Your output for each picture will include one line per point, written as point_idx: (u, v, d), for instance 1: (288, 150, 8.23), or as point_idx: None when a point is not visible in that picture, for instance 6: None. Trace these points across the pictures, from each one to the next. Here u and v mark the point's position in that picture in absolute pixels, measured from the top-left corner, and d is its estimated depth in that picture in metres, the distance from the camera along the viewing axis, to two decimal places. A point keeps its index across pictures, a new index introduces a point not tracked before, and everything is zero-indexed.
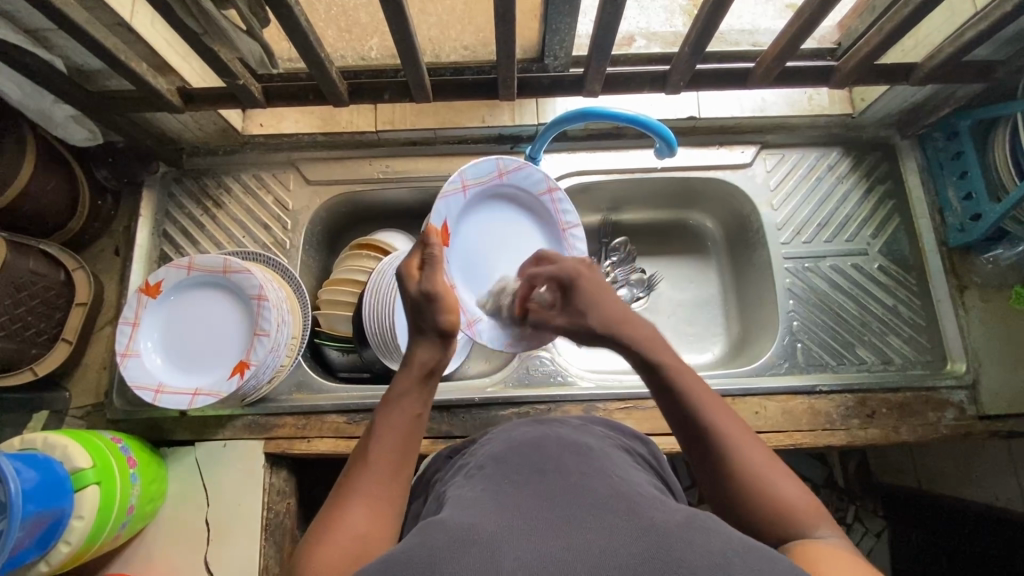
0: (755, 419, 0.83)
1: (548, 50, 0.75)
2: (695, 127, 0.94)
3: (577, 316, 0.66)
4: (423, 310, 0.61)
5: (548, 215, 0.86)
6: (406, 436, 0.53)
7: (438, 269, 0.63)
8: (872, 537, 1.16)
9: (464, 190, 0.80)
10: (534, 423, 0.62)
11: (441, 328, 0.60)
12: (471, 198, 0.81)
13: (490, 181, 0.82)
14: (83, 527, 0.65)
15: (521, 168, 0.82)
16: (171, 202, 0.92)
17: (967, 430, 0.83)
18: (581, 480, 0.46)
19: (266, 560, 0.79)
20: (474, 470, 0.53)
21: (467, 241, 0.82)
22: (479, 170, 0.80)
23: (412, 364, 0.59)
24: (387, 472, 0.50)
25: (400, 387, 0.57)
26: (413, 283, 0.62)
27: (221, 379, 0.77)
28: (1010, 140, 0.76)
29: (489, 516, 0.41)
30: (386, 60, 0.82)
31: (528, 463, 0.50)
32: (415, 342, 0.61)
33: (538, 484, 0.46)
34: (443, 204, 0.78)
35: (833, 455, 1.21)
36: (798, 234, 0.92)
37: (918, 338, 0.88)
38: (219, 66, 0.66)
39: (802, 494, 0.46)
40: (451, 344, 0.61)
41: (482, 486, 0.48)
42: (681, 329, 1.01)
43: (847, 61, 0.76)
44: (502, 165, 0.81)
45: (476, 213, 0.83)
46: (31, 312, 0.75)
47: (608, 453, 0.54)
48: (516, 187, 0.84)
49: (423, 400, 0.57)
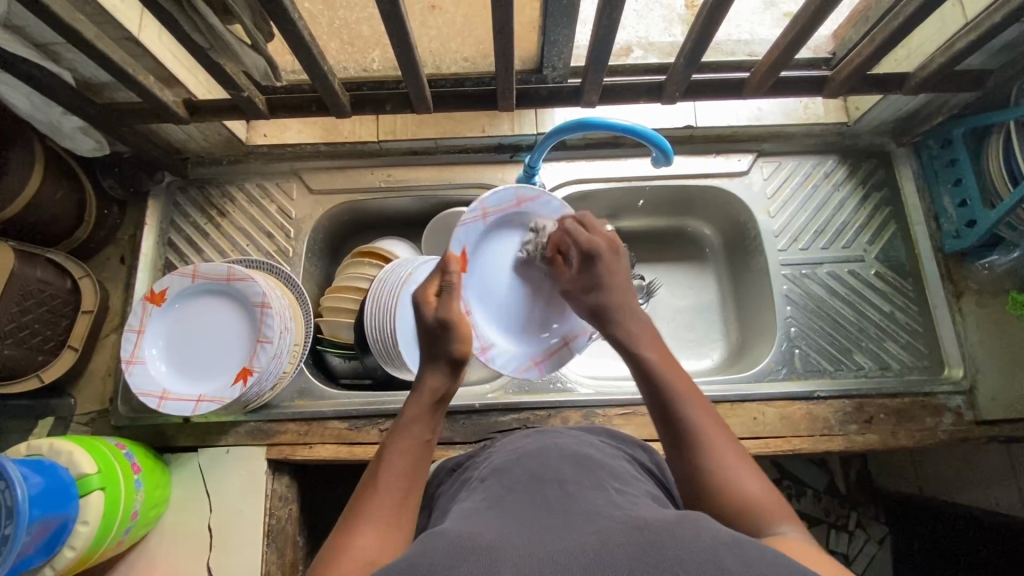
0: (753, 425, 0.84)
1: (547, 62, 0.76)
2: (692, 135, 0.95)
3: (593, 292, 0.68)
4: (437, 338, 0.63)
5: None
6: (416, 460, 0.54)
7: (454, 296, 0.66)
8: (874, 544, 1.19)
9: (483, 217, 0.76)
10: (536, 436, 0.63)
11: (453, 357, 0.62)
12: (489, 225, 0.77)
13: (508, 209, 0.77)
14: (87, 532, 0.66)
15: (539, 197, 0.78)
16: (176, 211, 0.94)
17: (966, 435, 0.83)
18: (577, 489, 0.47)
19: (268, 565, 0.80)
20: (476, 484, 0.54)
21: (482, 268, 0.78)
22: (498, 198, 0.75)
23: (424, 389, 0.60)
24: (396, 496, 0.51)
25: (410, 412, 0.58)
26: (429, 310, 0.65)
27: (223, 387, 0.78)
28: (1003, 148, 0.77)
29: (489, 525, 0.42)
30: (388, 71, 0.84)
31: (527, 474, 0.51)
32: (424, 368, 0.62)
33: (537, 494, 0.47)
34: (461, 231, 0.74)
35: (834, 463, 1.24)
36: (795, 241, 0.93)
37: (915, 344, 0.88)
38: (224, 79, 0.68)
39: (765, 491, 0.48)
40: (461, 372, 0.63)
41: (482, 497, 0.49)
42: (681, 336, 1.02)
43: (841, 71, 0.77)
44: (520, 194, 0.77)
45: (496, 240, 0.79)
46: (37, 320, 0.76)
47: (609, 463, 0.55)
48: (535, 216, 0.80)
49: (433, 426, 0.59)
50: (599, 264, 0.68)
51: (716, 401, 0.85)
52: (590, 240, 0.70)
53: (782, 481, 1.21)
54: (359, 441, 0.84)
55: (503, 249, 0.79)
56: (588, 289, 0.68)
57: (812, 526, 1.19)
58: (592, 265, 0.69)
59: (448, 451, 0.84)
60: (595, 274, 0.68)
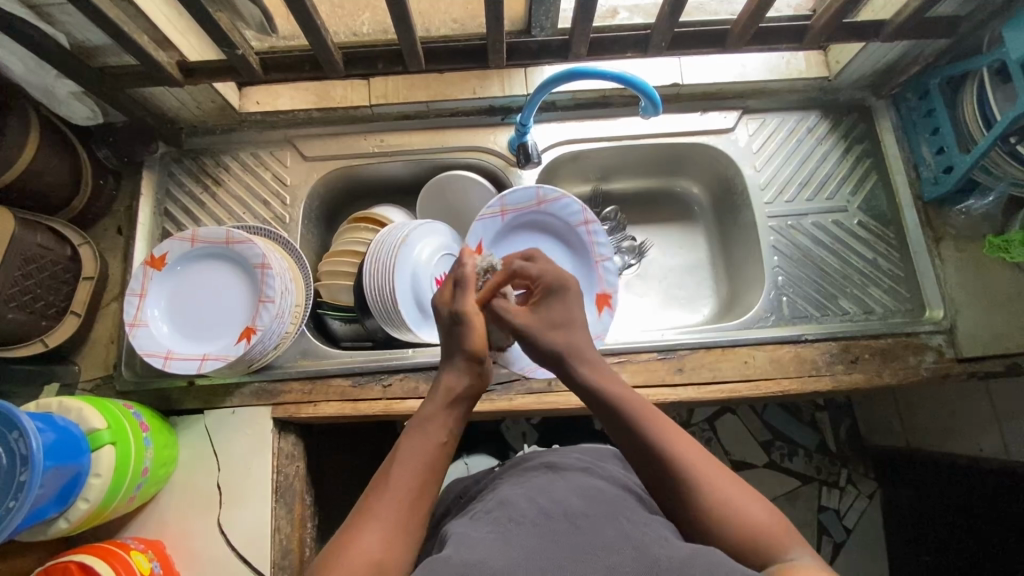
0: (744, 368, 0.87)
1: (535, 21, 0.79)
2: (679, 93, 0.97)
3: (557, 330, 0.68)
4: (455, 332, 0.66)
5: (583, 246, 0.93)
6: (429, 463, 0.56)
7: (467, 292, 0.69)
8: (864, 499, 1.23)
9: (501, 213, 0.89)
10: (544, 468, 0.67)
11: (468, 352, 0.64)
12: (507, 222, 0.91)
13: (527, 208, 0.90)
14: (100, 485, 0.67)
15: (559, 200, 0.90)
16: (171, 181, 0.94)
17: (947, 372, 0.86)
18: (587, 524, 0.52)
19: (277, 520, 0.82)
20: (479, 512, 0.59)
21: (498, 260, 0.91)
22: (518, 198, 0.89)
23: (442, 387, 0.63)
24: (404, 500, 0.53)
25: (430, 411, 0.61)
26: (443, 306, 0.69)
27: (228, 345, 0.80)
28: (977, 96, 0.80)
29: (498, 555, 0.48)
30: (377, 33, 0.86)
31: (538, 507, 0.56)
32: (445, 369, 0.65)
33: (546, 528, 0.52)
34: (480, 225, 0.88)
35: (825, 422, 1.28)
36: (781, 193, 0.96)
37: (897, 288, 0.92)
38: (218, 34, 0.69)
39: (761, 513, 0.52)
40: (481, 370, 0.65)
41: (489, 527, 0.54)
42: (673, 292, 1.05)
43: (819, 19, 0.79)
44: (540, 195, 0.89)
45: (511, 234, 0.92)
46: (40, 285, 0.77)
47: (614, 494, 0.60)
48: (555, 216, 0.92)
49: (450, 425, 0.60)
50: (557, 297, 0.70)
51: (707, 346, 0.87)
52: (557, 271, 0.72)
53: (774, 442, 1.26)
54: (362, 397, 0.85)
55: (523, 249, 0.93)
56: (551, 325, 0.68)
57: (805, 484, 1.24)
58: (550, 299, 0.70)
59: None
60: (561, 309, 0.70)
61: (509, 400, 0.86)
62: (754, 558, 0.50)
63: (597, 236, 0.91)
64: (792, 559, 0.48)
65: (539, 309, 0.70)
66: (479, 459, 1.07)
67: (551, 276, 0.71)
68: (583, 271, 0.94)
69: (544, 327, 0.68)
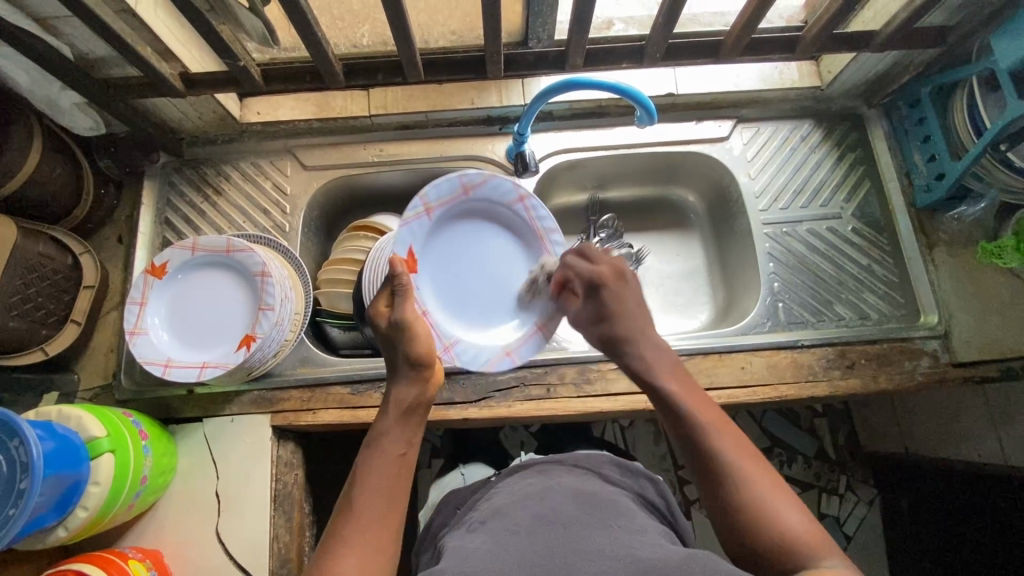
0: (741, 373, 0.87)
1: (532, 33, 0.80)
2: (675, 103, 0.98)
3: (605, 320, 0.68)
4: (395, 343, 0.64)
5: (524, 224, 0.83)
6: (395, 477, 0.57)
7: (407, 301, 0.65)
8: (864, 506, 1.23)
9: (426, 213, 0.76)
10: (538, 476, 0.68)
11: (413, 361, 0.63)
12: (435, 220, 0.78)
13: (454, 198, 0.79)
14: (99, 493, 0.67)
15: (487, 180, 0.79)
16: (172, 190, 0.95)
17: (942, 376, 0.87)
18: (578, 531, 0.53)
19: (276, 529, 0.81)
20: (475, 523, 0.59)
21: (434, 261, 0.80)
22: (441, 191, 0.76)
23: (393, 400, 0.62)
24: (377, 519, 0.54)
25: (384, 426, 0.60)
26: (382, 320, 0.65)
27: (227, 353, 0.80)
28: (967, 104, 0.81)
29: (494, 565, 0.48)
30: (376, 45, 0.87)
31: (534, 515, 0.57)
32: (395, 379, 0.64)
33: (540, 535, 0.53)
34: (405, 231, 0.75)
35: (824, 429, 1.28)
36: (776, 200, 0.97)
37: (892, 294, 0.93)
38: (221, 45, 0.70)
39: (805, 522, 0.52)
40: (428, 375, 0.64)
41: (485, 538, 0.54)
42: (670, 299, 1.06)
43: (810, 31, 0.81)
44: (465, 182, 0.78)
45: (444, 231, 0.80)
46: (41, 293, 0.78)
47: (605, 500, 0.61)
48: (487, 199, 0.81)
49: (409, 437, 0.60)
50: (601, 294, 0.68)
51: (705, 352, 0.88)
52: (597, 270, 0.70)
53: (773, 449, 1.26)
54: (361, 404, 0.86)
55: (460, 240, 0.81)
56: (598, 317, 0.69)
57: (804, 491, 1.24)
58: (596, 296, 0.69)
59: (448, 411, 0.86)
60: (613, 302, 0.68)
61: (508, 407, 0.86)
62: (793, 562, 0.50)
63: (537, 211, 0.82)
64: (826, 565, 0.49)
65: (589, 304, 0.70)
66: (476, 467, 1.05)
67: (596, 275, 0.69)
68: (529, 249, 0.84)
69: (590, 324, 0.69)
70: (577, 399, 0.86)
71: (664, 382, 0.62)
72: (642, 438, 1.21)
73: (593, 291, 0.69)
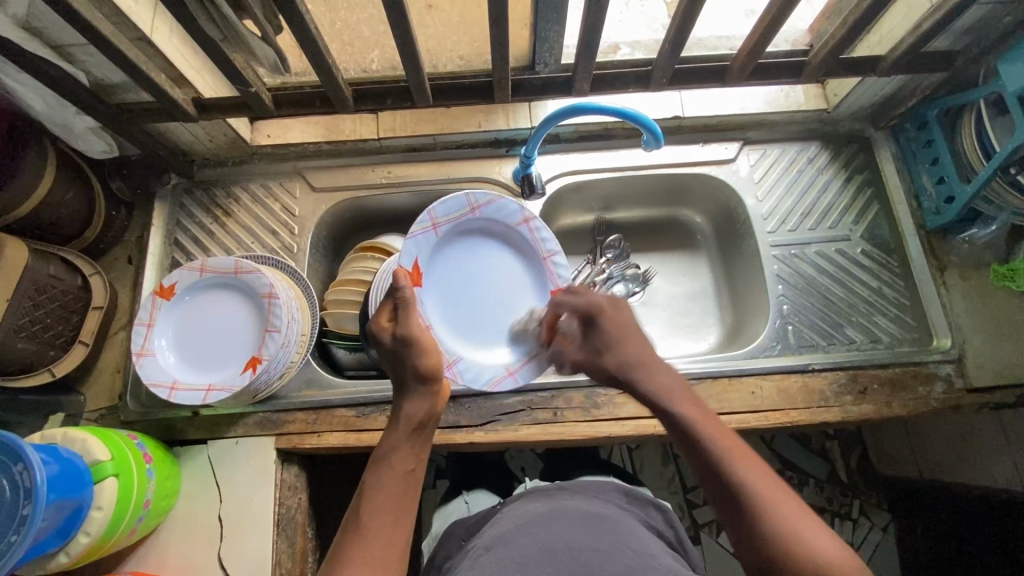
0: (751, 398, 0.86)
1: (540, 58, 0.81)
2: (681, 125, 0.98)
3: (604, 354, 0.70)
4: (401, 357, 0.62)
5: (525, 244, 0.87)
6: (399, 498, 0.56)
7: (408, 315, 0.64)
8: (878, 531, 1.20)
9: (433, 228, 0.80)
10: (545, 500, 0.67)
11: (420, 373, 0.61)
12: (443, 235, 0.82)
13: (462, 217, 0.83)
14: (101, 519, 0.67)
15: (493, 201, 0.84)
16: (182, 211, 0.96)
17: (957, 402, 0.85)
18: (589, 560, 0.51)
19: (278, 554, 0.80)
20: (481, 552, 0.58)
21: (441, 278, 0.83)
22: (448, 207, 0.81)
23: (403, 416, 0.60)
24: (381, 538, 0.53)
25: (392, 442, 0.59)
26: (385, 334, 0.64)
27: (233, 375, 0.80)
28: (976, 128, 0.81)
29: None
30: (385, 70, 0.89)
31: (540, 543, 0.55)
32: (406, 396, 0.62)
33: (549, 565, 0.51)
34: (412, 243, 0.78)
35: (836, 451, 1.25)
36: (783, 223, 0.97)
37: (903, 317, 0.91)
38: (232, 72, 0.72)
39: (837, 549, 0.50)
40: (438, 390, 0.62)
41: (490, 566, 0.52)
42: (678, 321, 1.05)
43: (815, 57, 0.82)
44: (471, 200, 0.82)
45: (452, 250, 0.83)
46: (49, 314, 0.78)
47: (615, 526, 0.59)
48: (492, 220, 0.85)
49: (417, 454, 0.59)
50: (596, 325, 0.72)
51: (715, 376, 0.87)
52: (586, 301, 0.74)
53: (784, 472, 1.23)
54: (366, 428, 0.85)
55: (463, 259, 0.84)
56: (598, 352, 0.71)
57: (817, 515, 1.21)
58: (592, 329, 0.73)
59: (454, 435, 0.85)
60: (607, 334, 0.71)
61: (515, 431, 0.84)
62: None
63: (540, 230, 0.86)
64: None
65: (586, 339, 0.73)
66: (480, 494, 1.04)
67: (585, 309, 0.73)
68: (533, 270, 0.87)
69: (590, 359, 0.72)
70: (583, 423, 0.85)
71: (678, 408, 0.62)
72: (650, 460, 1.20)
73: (588, 323, 0.73)
